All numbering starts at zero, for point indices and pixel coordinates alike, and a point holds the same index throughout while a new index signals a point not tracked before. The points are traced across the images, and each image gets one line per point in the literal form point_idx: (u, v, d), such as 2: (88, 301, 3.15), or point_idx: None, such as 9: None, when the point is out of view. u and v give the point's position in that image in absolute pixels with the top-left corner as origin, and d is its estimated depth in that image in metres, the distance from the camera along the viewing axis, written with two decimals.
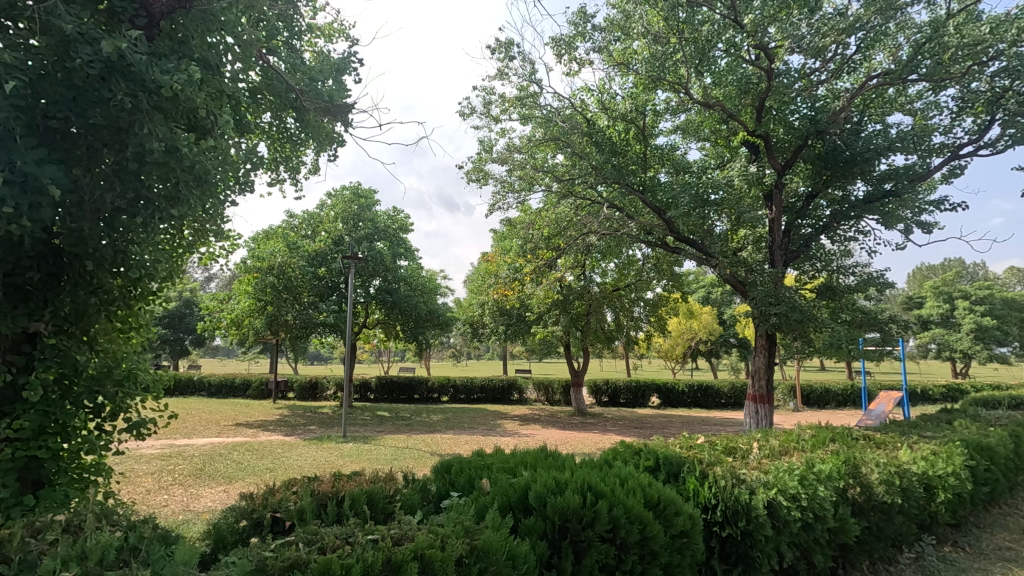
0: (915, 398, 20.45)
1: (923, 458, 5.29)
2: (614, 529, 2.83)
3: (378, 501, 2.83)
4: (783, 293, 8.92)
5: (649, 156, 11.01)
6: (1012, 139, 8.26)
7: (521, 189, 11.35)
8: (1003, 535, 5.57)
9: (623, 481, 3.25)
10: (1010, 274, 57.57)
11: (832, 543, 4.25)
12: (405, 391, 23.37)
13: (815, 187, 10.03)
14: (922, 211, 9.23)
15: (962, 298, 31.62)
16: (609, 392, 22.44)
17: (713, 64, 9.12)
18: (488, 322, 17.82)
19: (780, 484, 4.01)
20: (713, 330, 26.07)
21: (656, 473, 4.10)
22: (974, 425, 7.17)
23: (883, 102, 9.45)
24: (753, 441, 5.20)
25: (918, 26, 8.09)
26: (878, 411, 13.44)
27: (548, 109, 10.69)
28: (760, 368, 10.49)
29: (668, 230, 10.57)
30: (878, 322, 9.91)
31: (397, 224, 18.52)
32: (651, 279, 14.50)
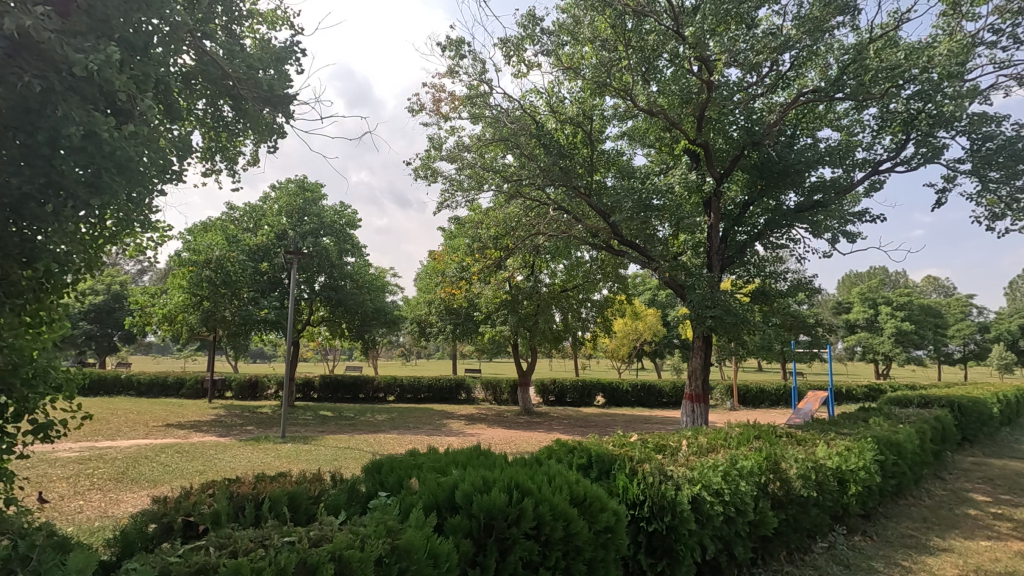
0: (839, 397, 21.74)
1: (838, 454, 5.64)
2: (539, 526, 2.88)
3: (301, 503, 2.77)
4: (718, 296, 9.27)
5: (596, 160, 11.27)
6: (923, 158, 8.94)
7: (470, 188, 11.31)
8: (907, 524, 6.02)
9: (552, 479, 3.31)
10: (929, 283, 62.05)
11: (753, 535, 4.47)
12: (351, 390, 22.90)
13: (751, 196, 10.47)
14: (847, 221, 9.76)
15: (885, 304, 33.83)
16: (555, 392, 22.90)
17: (658, 72, 9.39)
18: (436, 321, 17.68)
19: (704, 479, 4.20)
20: (658, 331, 26.81)
21: (588, 471, 4.19)
22: (887, 423, 7.69)
23: (813, 117, 10.02)
24: (683, 439, 5.39)
25: (844, 48, 8.64)
26: (805, 410, 14.19)
27: (498, 109, 10.73)
28: (697, 369, 10.88)
29: (612, 233, 10.83)
30: (806, 325, 10.51)
31: (344, 219, 18.10)
32: (598, 280, 14.80)
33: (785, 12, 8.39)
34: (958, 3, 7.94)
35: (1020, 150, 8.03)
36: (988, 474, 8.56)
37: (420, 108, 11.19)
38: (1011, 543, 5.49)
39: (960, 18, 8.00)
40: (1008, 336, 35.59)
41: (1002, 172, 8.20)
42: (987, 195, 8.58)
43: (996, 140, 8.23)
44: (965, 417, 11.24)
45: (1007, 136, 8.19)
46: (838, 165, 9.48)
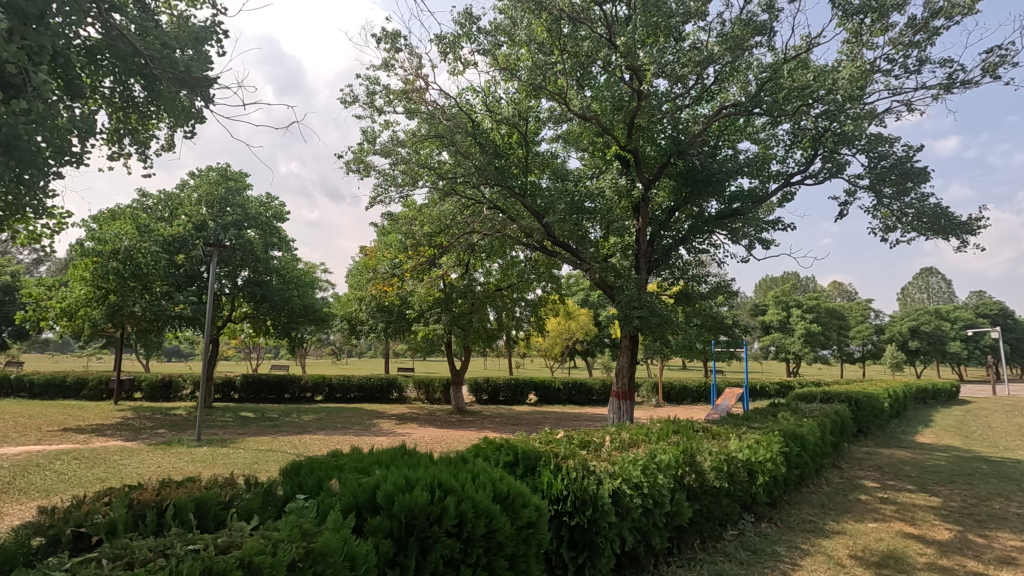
0: (754, 394, 23.19)
1: (749, 447, 6.02)
2: (460, 523, 2.89)
3: (209, 509, 2.63)
4: (645, 298, 9.63)
5: (531, 161, 11.44)
6: (829, 172, 9.70)
7: (404, 184, 11.13)
8: (807, 510, 6.52)
9: (475, 476, 3.33)
10: (834, 287, 67.50)
11: (669, 525, 4.69)
12: (275, 390, 21.94)
13: (677, 202, 10.96)
14: (762, 229, 10.42)
15: (796, 306, 36.42)
16: (488, 390, 23.03)
17: (592, 79, 9.64)
18: (367, 319, 17.27)
19: (624, 474, 4.37)
20: (589, 331, 27.53)
21: (514, 468, 4.25)
22: (792, 417, 8.29)
23: (734, 130, 10.64)
24: (606, 434, 5.58)
25: (762, 67, 9.23)
26: (723, 405, 15.06)
27: (434, 106, 10.61)
28: (624, 367, 11.27)
29: (545, 233, 10.99)
30: (724, 326, 11.12)
31: (271, 211, 17.29)
32: (531, 279, 15.01)
33: (710, 29, 8.83)
34: (860, 32, 8.68)
35: (909, 169, 8.89)
36: (878, 463, 9.43)
37: (353, 100, 10.88)
38: (893, 523, 6.08)
39: (861, 46, 8.75)
40: (899, 337, 39.32)
41: (894, 189, 9.03)
42: (882, 209, 9.44)
43: (889, 159, 9.07)
44: (861, 411, 12.31)
45: (899, 156, 9.05)
46: (755, 176, 10.11)
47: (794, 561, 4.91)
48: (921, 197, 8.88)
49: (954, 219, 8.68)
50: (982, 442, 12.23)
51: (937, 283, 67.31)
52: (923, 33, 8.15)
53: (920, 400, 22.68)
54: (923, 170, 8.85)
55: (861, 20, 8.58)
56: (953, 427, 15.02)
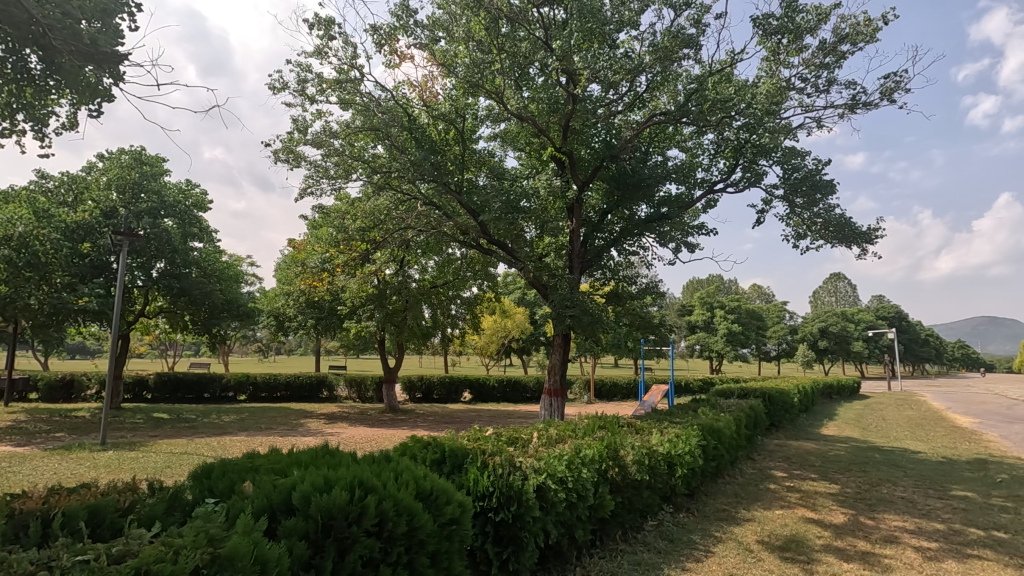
0: (679, 390, 24.29)
1: (669, 440, 6.30)
2: (381, 522, 2.85)
3: (105, 517, 2.45)
4: (577, 297, 9.86)
5: (467, 159, 11.43)
6: (748, 181, 10.30)
7: (337, 176, 10.82)
8: (722, 499, 6.92)
9: (398, 475, 3.30)
10: (755, 289, 71.72)
11: (592, 517, 4.84)
12: (194, 389, 20.68)
13: (609, 205, 11.26)
14: (688, 233, 10.90)
15: (719, 308, 38.40)
16: (422, 388, 22.83)
17: (529, 79, 9.69)
18: (295, 315, 16.63)
19: (550, 469, 4.47)
20: (525, 330, 27.83)
21: (441, 466, 4.25)
22: (711, 412, 8.76)
23: (663, 137, 11.09)
24: (535, 431, 5.68)
25: (689, 78, 9.66)
26: (650, 401, 15.66)
27: (368, 97, 10.38)
28: (556, 364, 11.47)
29: (481, 231, 11.02)
30: (652, 325, 11.56)
31: (190, 199, 16.30)
32: (467, 277, 14.98)
33: (642, 38, 9.13)
34: (778, 51, 9.27)
35: (818, 181, 9.59)
36: (786, 454, 10.14)
37: (282, 87, 10.43)
38: (796, 510, 6.56)
39: (778, 65, 9.35)
40: (809, 337, 42.44)
41: (805, 199, 9.72)
42: (794, 217, 10.13)
43: (801, 171, 9.75)
44: (773, 406, 13.18)
45: (809, 169, 9.75)
46: (682, 182, 10.59)
47: (707, 548, 5.19)
48: (828, 208, 9.60)
49: (855, 229, 9.44)
50: (876, 433, 13.42)
51: (844, 287, 73.02)
52: (831, 56, 8.82)
53: (826, 395, 24.57)
54: (830, 183, 9.57)
55: (779, 40, 9.15)
56: (853, 420, 16.40)
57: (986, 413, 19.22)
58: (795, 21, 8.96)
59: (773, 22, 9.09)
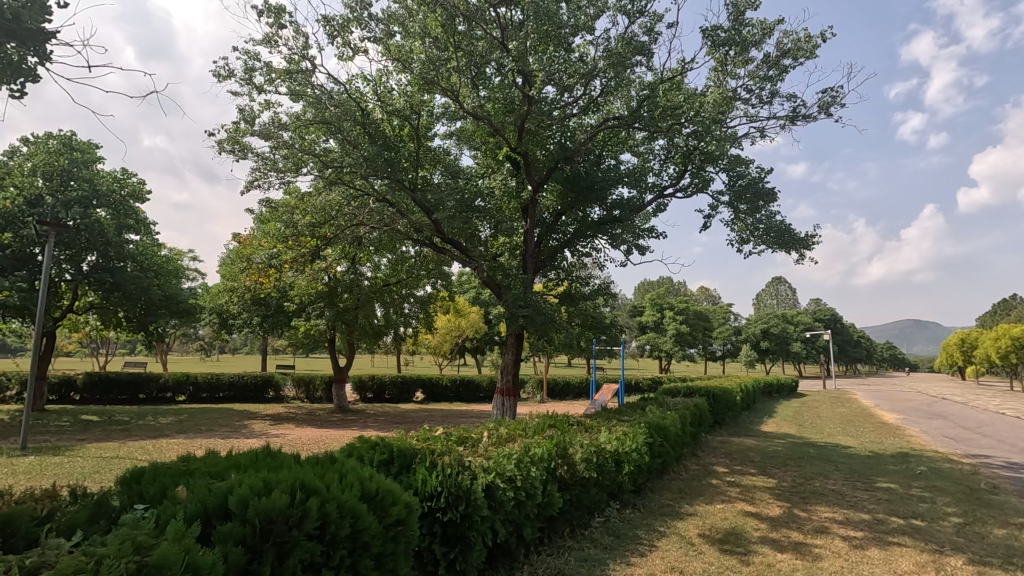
0: (629, 389, 24.83)
1: (617, 438, 6.44)
2: (324, 525, 2.79)
3: (20, 528, 2.29)
4: (530, 297, 9.92)
5: (422, 156, 11.32)
6: (695, 187, 10.65)
7: (286, 170, 10.49)
8: (667, 495, 7.13)
9: (344, 476, 3.24)
10: (703, 291, 74.17)
11: (541, 515, 4.89)
12: (128, 390, 19.58)
13: (563, 206, 11.37)
14: (639, 235, 11.16)
15: (669, 309, 39.49)
16: (373, 388, 22.44)
17: (486, 79, 9.69)
18: (240, 312, 16.02)
19: (498, 468, 4.49)
20: (479, 329, 27.80)
21: (389, 467, 4.19)
22: (659, 410, 9.01)
23: (617, 141, 11.31)
24: (485, 430, 5.69)
25: (642, 85, 9.88)
26: (600, 400, 15.95)
27: (320, 90, 10.11)
28: (509, 364, 11.51)
29: (435, 230, 10.93)
30: (603, 326, 11.77)
31: (126, 188, 15.44)
32: (421, 275, 14.83)
33: (597, 43, 9.28)
34: (725, 62, 9.62)
35: (761, 189, 10.02)
36: (729, 450, 10.54)
37: (228, 75, 10.02)
38: (736, 503, 6.84)
39: (725, 75, 9.70)
40: (752, 338, 44.31)
41: (748, 206, 10.14)
42: (738, 223, 10.53)
43: (746, 179, 10.15)
44: (717, 404, 13.68)
45: (753, 176, 10.17)
46: (633, 186, 10.83)
47: (651, 543, 5.34)
48: (769, 215, 10.04)
49: (794, 235, 9.92)
50: (811, 429, 14.15)
51: (785, 290, 76.51)
52: (774, 70, 9.23)
53: (767, 394, 25.72)
54: (772, 191, 10.02)
55: (726, 51, 9.49)
56: (790, 417, 17.22)
57: (909, 409, 20.60)
58: (741, 34, 9.33)
59: (721, 34, 9.43)
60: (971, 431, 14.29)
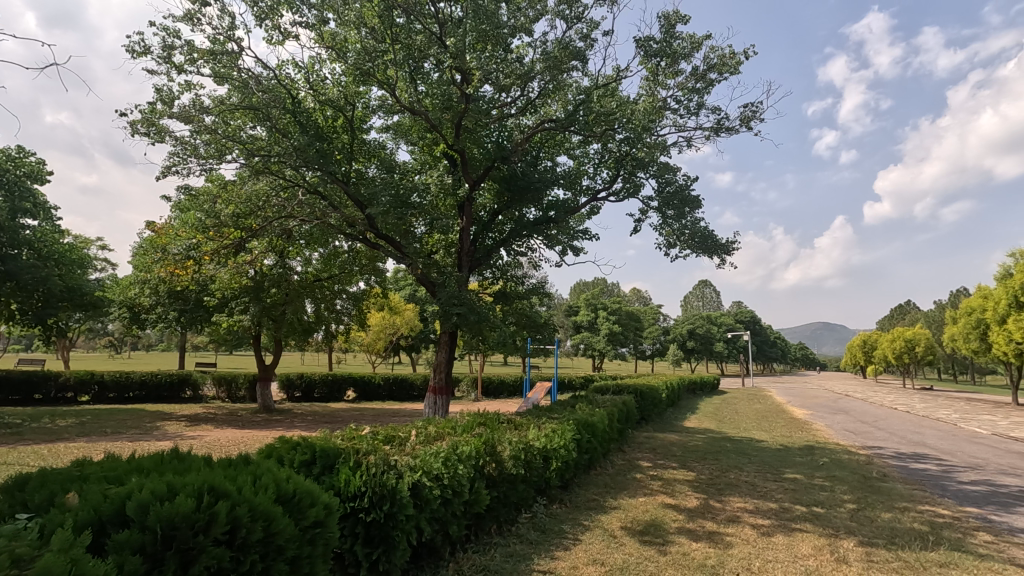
0: (563, 388, 25.30)
1: (545, 435, 6.56)
2: (234, 529, 2.67)
3: None
4: (464, 295, 9.90)
5: (356, 149, 11.05)
6: (627, 192, 11.01)
7: (208, 156, 9.90)
8: (592, 490, 7.34)
9: (258, 478, 3.10)
10: (635, 292, 76.85)
11: (467, 513, 4.88)
12: (21, 389, 17.85)
13: (500, 205, 11.43)
14: (573, 237, 11.40)
15: (602, 309, 40.53)
16: (301, 387, 21.63)
17: (424, 74, 9.59)
18: (155, 306, 14.98)
19: (425, 466, 4.45)
20: (414, 327, 27.36)
21: (311, 468, 4.07)
22: (588, 408, 9.25)
23: (553, 143, 11.51)
24: (413, 428, 5.63)
25: (578, 89, 10.09)
26: (534, 398, 16.19)
27: (247, 74, 9.64)
28: (442, 362, 11.41)
29: (368, 225, 10.68)
30: (537, 325, 11.94)
31: (22, 168, 14.07)
32: (353, 270, 14.45)
33: (535, 46, 9.38)
34: (656, 72, 9.99)
35: (687, 196, 10.50)
36: (653, 445, 10.99)
37: (143, 51, 9.33)
38: (657, 496, 7.13)
39: (656, 85, 10.07)
40: (679, 338, 46.37)
41: (675, 212, 10.59)
42: (666, 228, 10.98)
43: (673, 186, 10.60)
44: (644, 401, 14.22)
45: (680, 184, 10.63)
46: (568, 188, 11.05)
47: (576, 537, 5.48)
48: (694, 221, 10.54)
49: (716, 241, 10.46)
50: (729, 424, 14.97)
51: (710, 293, 80.48)
52: (701, 82, 9.69)
53: (692, 391, 26.99)
54: (697, 199, 10.52)
55: (658, 62, 9.87)
56: (711, 413, 18.17)
57: (817, 406, 22.26)
58: (672, 46, 9.74)
59: (653, 45, 9.80)
60: (868, 425, 15.64)
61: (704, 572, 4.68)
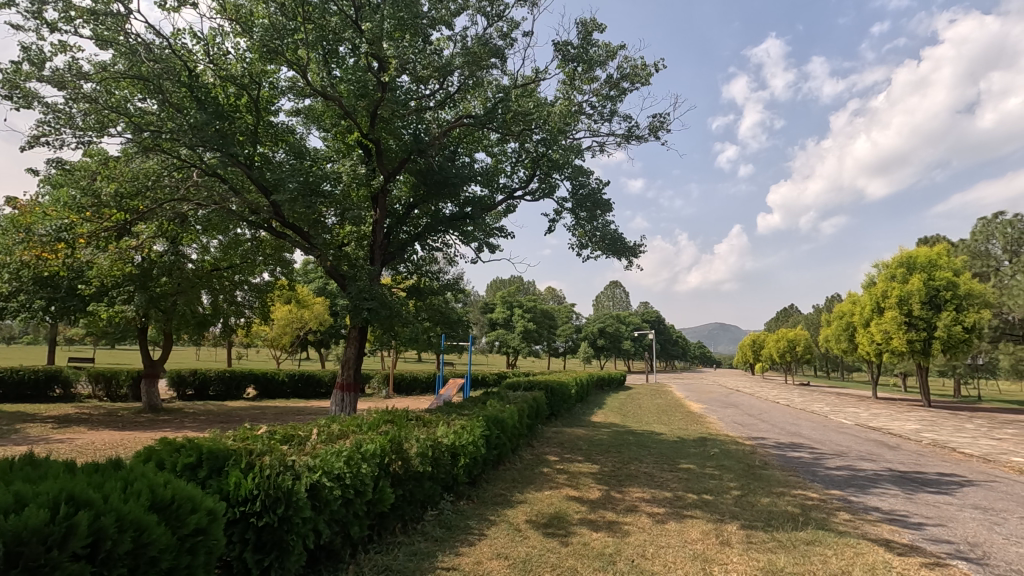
0: (476, 384, 25.35)
1: (454, 432, 6.53)
2: (96, 542, 2.42)
3: None
4: (375, 289, 9.61)
5: (261, 132, 10.40)
6: (542, 192, 11.23)
7: (86, 128, 8.90)
8: (500, 485, 7.42)
9: (130, 485, 2.82)
10: (549, 291, 78.53)
11: (370, 513, 4.75)
12: None
13: (415, 199, 11.24)
14: (489, 234, 11.43)
15: (518, 306, 41.04)
16: (195, 384, 19.97)
17: (338, 58, 9.21)
18: (17, 293, 13.25)
19: (326, 466, 4.27)
20: (324, 321, 26.00)
21: (196, 472, 3.76)
22: (499, 404, 9.31)
23: (472, 139, 11.52)
24: (315, 427, 5.40)
25: (497, 87, 10.14)
26: (447, 394, 16.09)
27: (136, 40, 8.77)
28: (350, 358, 11.01)
29: (273, 213, 10.10)
30: (450, 321, 11.85)
31: None
32: (257, 261, 13.60)
33: (455, 40, 9.28)
34: (573, 77, 10.25)
35: (599, 200, 10.87)
36: (561, 440, 11.29)
37: (6, 3, 8.19)
38: (562, 489, 7.35)
39: (572, 89, 10.33)
40: (591, 336, 48.00)
41: (588, 214, 10.93)
42: (579, 229, 11.30)
43: (586, 189, 10.94)
44: (554, 397, 14.59)
45: (593, 187, 10.98)
46: (485, 185, 11.07)
47: (481, 532, 5.50)
48: (605, 223, 10.93)
49: (624, 243, 10.91)
50: (632, 419, 15.71)
51: (620, 293, 84.09)
52: (615, 90, 10.07)
53: (600, 387, 28.06)
54: (608, 203, 10.91)
55: (575, 67, 10.13)
56: (617, 408, 19.01)
57: (710, 400, 23.97)
58: (589, 53, 10.03)
59: (571, 50, 10.05)
60: (753, 417, 17.07)
61: (602, 560, 4.88)
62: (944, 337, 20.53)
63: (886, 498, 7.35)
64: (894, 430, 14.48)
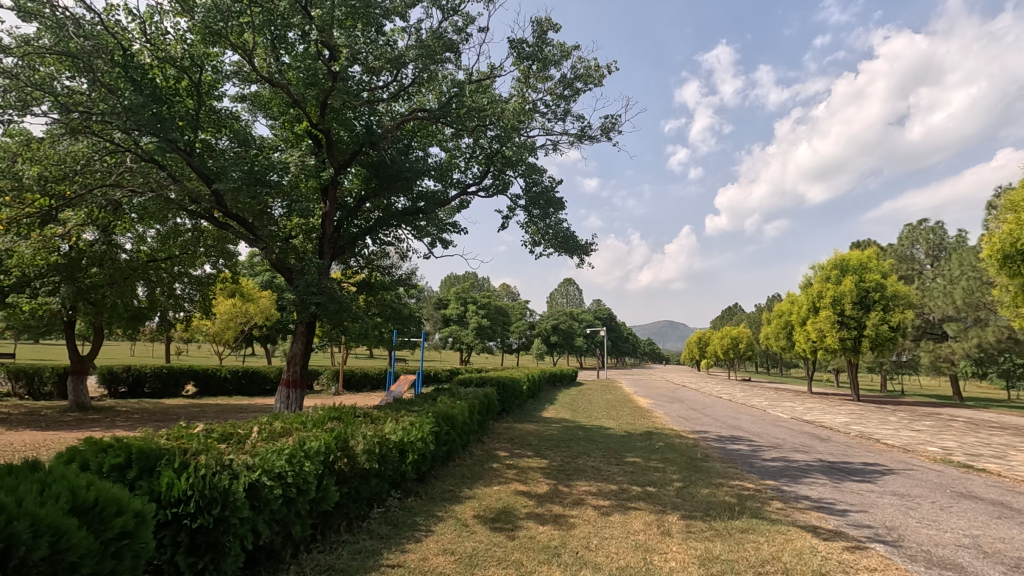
0: (428, 381, 25.12)
1: (402, 429, 6.46)
2: (8, 549, 2.27)
3: None
4: (324, 284, 9.35)
5: (202, 117, 9.96)
6: (495, 188, 11.23)
7: (5, 106, 8.31)
8: (449, 481, 7.41)
9: (47, 487, 2.65)
10: (504, 288, 78.62)
11: (313, 512, 4.66)
12: None
13: (367, 192, 11.03)
14: (442, 230, 11.35)
15: (472, 303, 40.95)
16: (129, 381, 18.92)
17: (287, 44, 8.92)
18: None
19: (266, 465, 4.13)
20: (270, 315, 25.17)
21: (124, 473, 3.57)
22: (449, 400, 9.28)
23: (425, 133, 11.42)
24: (256, 425, 5.24)
25: (451, 82, 10.05)
26: (397, 391, 15.90)
27: (64, 13, 8.21)
28: (296, 353, 10.70)
29: (215, 202, 9.69)
30: (401, 316, 11.71)
31: None
32: (197, 252, 13.03)
33: (408, 32, 9.15)
34: (528, 75, 10.30)
35: (552, 198, 11.00)
36: (511, 436, 11.36)
37: None
38: (511, 484, 7.41)
39: (527, 87, 10.37)
40: (544, 333, 48.40)
41: (541, 211, 11.04)
42: (532, 226, 11.39)
43: (539, 187, 11.05)
44: (505, 393, 14.66)
45: (546, 185, 11.09)
46: (438, 179, 10.99)
47: (428, 528, 5.48)
48: (557, 221, 11.05)
49: (576, 241, 11.07)
50: (583, 414, 15.98)
51: (574, 291, 85.27)
52: (569, 90, 10.19)
53: (553, 383, 28.37)
54: (561, 201, 11.07)
55: (529, 65, 10.19)
56: (568, 403, 19.29)
57: (658, 396, 24.66)
58: (543, 52, 10.11)
59: (526, 48, 10.09)
60: (697, 412, 17.70)
61: (547, 552, 4.97)
62: (872, 335, 21.89)
63: (815, 487, 7.79)
64: (826, 423, 15.34)
